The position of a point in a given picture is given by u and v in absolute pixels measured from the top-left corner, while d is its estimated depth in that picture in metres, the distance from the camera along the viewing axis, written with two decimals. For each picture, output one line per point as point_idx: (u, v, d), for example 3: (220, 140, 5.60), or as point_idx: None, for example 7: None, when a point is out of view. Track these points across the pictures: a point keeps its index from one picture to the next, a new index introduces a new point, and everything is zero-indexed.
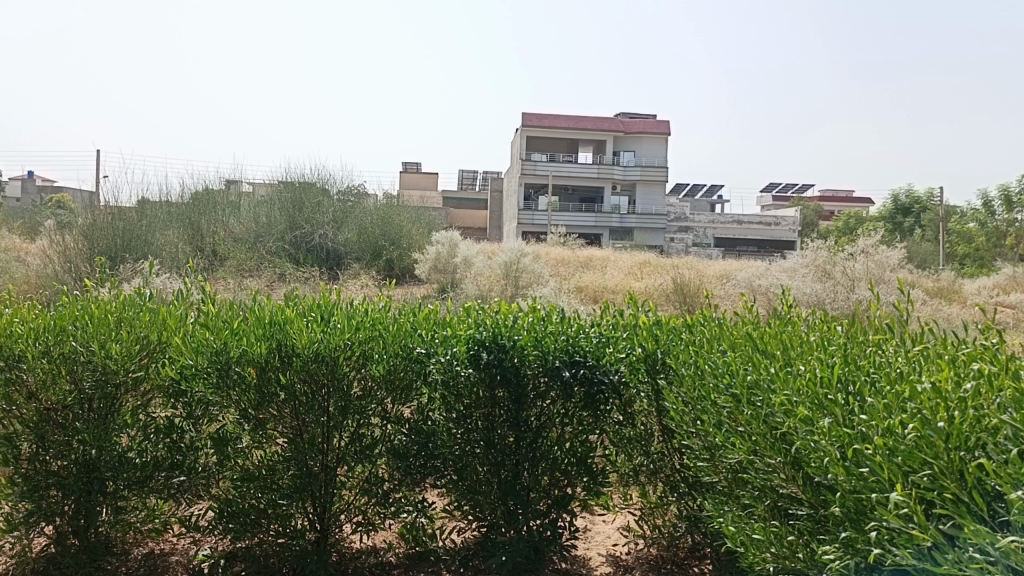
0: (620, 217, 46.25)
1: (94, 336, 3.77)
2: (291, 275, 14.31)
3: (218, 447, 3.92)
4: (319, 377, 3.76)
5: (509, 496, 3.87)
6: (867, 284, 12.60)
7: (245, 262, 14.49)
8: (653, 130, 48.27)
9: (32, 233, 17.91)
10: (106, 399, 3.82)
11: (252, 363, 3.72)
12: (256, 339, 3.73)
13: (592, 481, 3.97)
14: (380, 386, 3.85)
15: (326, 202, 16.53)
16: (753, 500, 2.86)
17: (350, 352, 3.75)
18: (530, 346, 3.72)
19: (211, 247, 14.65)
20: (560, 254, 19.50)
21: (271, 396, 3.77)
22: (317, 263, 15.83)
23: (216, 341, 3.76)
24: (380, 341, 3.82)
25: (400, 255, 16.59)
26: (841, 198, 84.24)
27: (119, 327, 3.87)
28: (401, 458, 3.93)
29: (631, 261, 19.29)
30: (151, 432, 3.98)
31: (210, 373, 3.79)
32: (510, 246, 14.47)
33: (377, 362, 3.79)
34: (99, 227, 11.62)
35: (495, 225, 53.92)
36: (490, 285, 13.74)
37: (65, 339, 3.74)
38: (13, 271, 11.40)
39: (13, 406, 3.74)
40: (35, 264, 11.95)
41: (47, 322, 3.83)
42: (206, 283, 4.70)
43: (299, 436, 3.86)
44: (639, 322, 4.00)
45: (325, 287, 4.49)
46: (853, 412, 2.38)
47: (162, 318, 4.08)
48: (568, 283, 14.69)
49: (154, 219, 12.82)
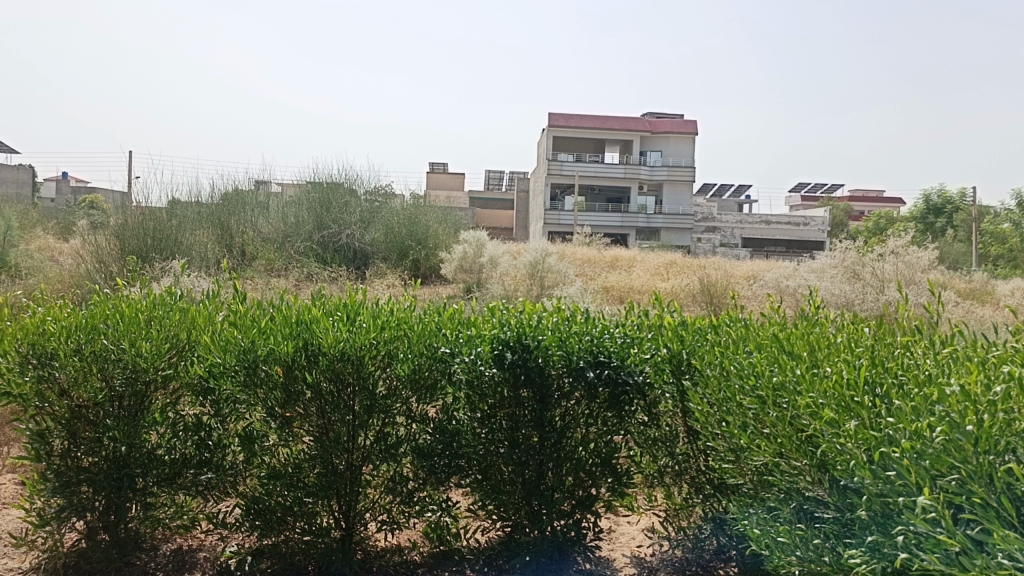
0: (647, 217, 46.16)
1: (125, 335, 3.84)
2: (318, 275, 14.41)
3: (245, 444, 4.00)
4: (344, 376, 3.78)
5: (533, 496, 3.89)
6: (896, 285, 12.41)
7: (272, 262, 14.63)
8: (680, 130, 47.98)
9: (65, 234, 18.20)
10: (136, 397, 3.88)
11: (279, 362, 3.76)
12: (283, 339, 3.77)
13: (616, 482, 3.97)
14: (405, 386, 3.87)
15: (353, 203, 16.64)
16: (779, 503, 2.83)
17: (375, 352, 3.78)
18: (554, 346, 3.72)
19: (239, 247, 14.93)
20: (586, 254, 19.47)
21: (297, 395, 3.81)
22: (344, 263, 15.95)
23: (244, 339, 3.81)
24: (405, 340, 3.84)
25: (426, 255, 16.66)
26: (872, 198, 83.19)
27: (149, 325, 3.93)
28: (425, 458, 3.98)
29: (657, 261, 19.20)
30: (179, 429, 4.03)
31: (237, 372, 3.84)
32: (535, 245, 14.35)
33: (402, 362, 3.81)
34: (130, 228, 11.80)
35: (522, 226, 53.92)
36: (515, 285, 13.75)
37: (97, 337, 3.81)
38: (47, 272, 11.56)
39: (46, 402, 3.80)
40: (68, 264, 12.13)
41: (79, 320, 3.90)
42: (235, 281, 4.72)
43: (325, 434, 3.89)
44: (664, 323, 3.98)
45: (351, 287, 4.50)
46: (880, 414, 2.35)
47: (192, 317, 4.12)
48: (594, 283, 14.64)
49: (184, 219, 12.97)
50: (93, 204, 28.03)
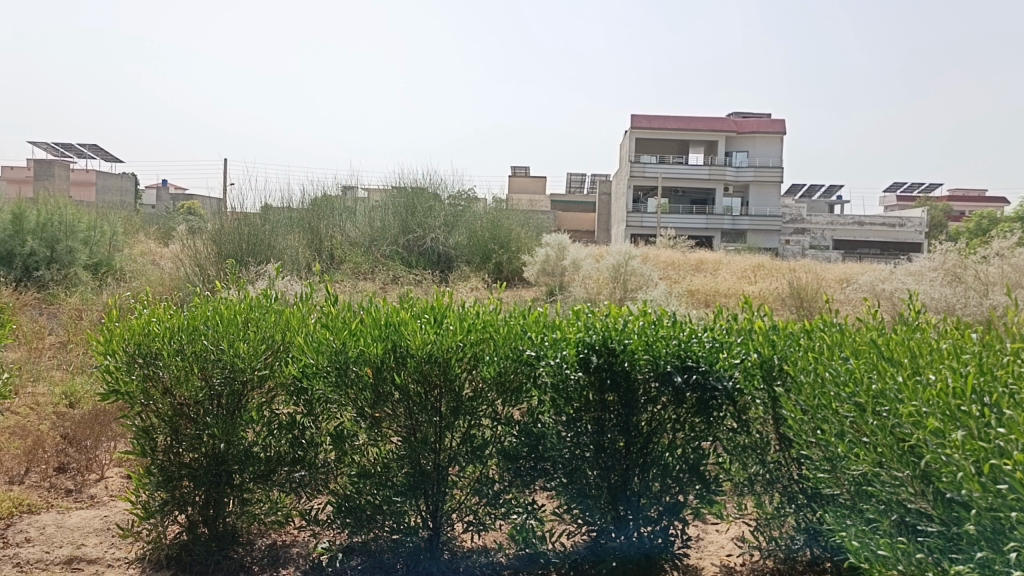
0: (733, 219, 45.43)
1: (224, 336, 3.99)
2: (404, 278, 14.66)
3: (336, 443, 4.08)
4: (431, 378, 3.83)
5: (618, 501, 3.89)
6: (1002, 289, 11.75)
7: (359, 266, 14.97)
8: (767, 130, 46.85)
9: (166, 238, 19.07)
10: (233, 396, 4.04)
11: (368, 363, 3.83)
12: (372, 340, 3.84)
13: (705, 489, 3.87)
14: (491, 388, 3.89)
15: (437, 206, 16.87)
16: (878, 515, 2.73)
17: (461, 354, 3.83)
18: (641, 350, 3.68)
19: (328, 251, 15.35)
20: (671, 257, 19.22)
21: (386, 395, 3.88)
22: (428, 266, 16.16)
23: (335, 341, 3.90)
24: (490, 342, 3.87)
25: (509, 258, 16.75)
26: (973, 197, 79.37)
27: (247, 326, 4.08)
28: (511, 460, 3.99)
29: (744, 264, 18.79)
30: (275, 427, 4.16)
31: (329, 372, 3.93)
32: (618, 248, 14.26)
33: (488, 364, 3.84)
34: (226, 232, 12.26)
35: (604, 229, 53.66)
36: (598, 288, 13.66)
37: (198, 338, 3.98)
38: (150, 277, 12.13)
39: (152, 400, 4.00)
40: (169, 267, 12.71)
41: (181, 321, 4.07)
42: (327, 285, 4.86)
43: (413, 435, 3.95)
44: (755, 327, 3.89)
45: (438, 290, 4.57)
46: (989, 425, 2.24)
47: (286, 318, 4.24)
48: (678, 286, 14.43)
49: (277, 224, 13.36)
50: (194, 209, 29.03)
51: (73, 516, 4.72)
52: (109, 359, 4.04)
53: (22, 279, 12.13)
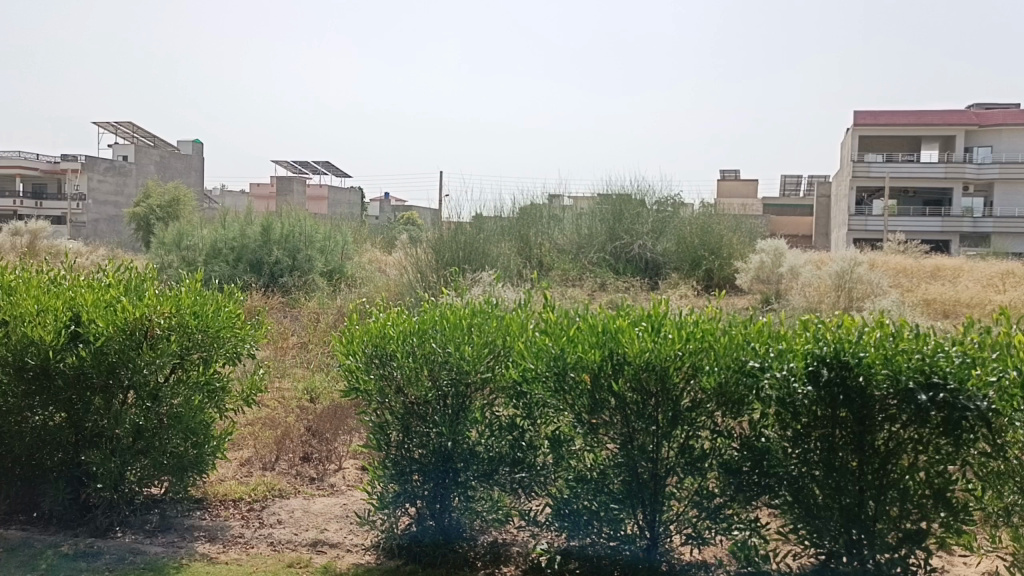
0: (974, 221, 41.74)
1: (451, 339, 4.22)
2: (613, 286, 14.67)
3: (554, 447, 4.15)
4: (648, 386, 3.82)
5: (852, 524, 3.64)
6: None
7: (568, 274, 15.21)
8: (1014, 121, 42.10)
9: (390, 247, 20.42)
10: (457, 398, 4.26)
11: (585, 369, 3.89)
12: (590, 347, 3.89)
13: (952, 517, 3.55)
14: (711, 399, 3.80)
15: (645, 213, 16.76)
16: None
17: (679, 363, 3.77)
18: (878, 364, 3.44)
19: (537, 259, 15.74)
20: (903, 264, 17.77)
21: (602, 402, 3.90)
22: (636, 274, 16.21)
23: (554, 347, 3.99)
24: (710, 353, 3.78)
25: (721, 265, 16.27)
26: None
27: (471, 330, 4.27)
28: (732, 474, 3.88)
29: (992, 271, 16.98)
30: (495, 429, 4.28)
31: (548, 377, 4.01)
32: (842, 255, 13.41)
33: (708, 374, 3.75)
34: (445, 241, 12.90)
35: (822, 233, 50.71)
36: (820, 297, 12.87)
37: (427, 341, 4.24)
38: (377, 283, 13.03)
39: (386, 398, 4.32)
40: (393, 274, 13.59)
41: (412, 325, 4.35)
42: (546, 291, 4.96)
43: (630, 443, 3.94)
44: (1013, 342, 3.51)
45: (656, 299, 4.50)
46: None
47: (507, 324, 4.37)
48: (912, 295, 13.31)
49: (491, 233, 13.84)
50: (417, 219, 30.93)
51: (316, 502, 5.16)
52: (350, 359, 4.42)
53: (269, 284, 13.51)
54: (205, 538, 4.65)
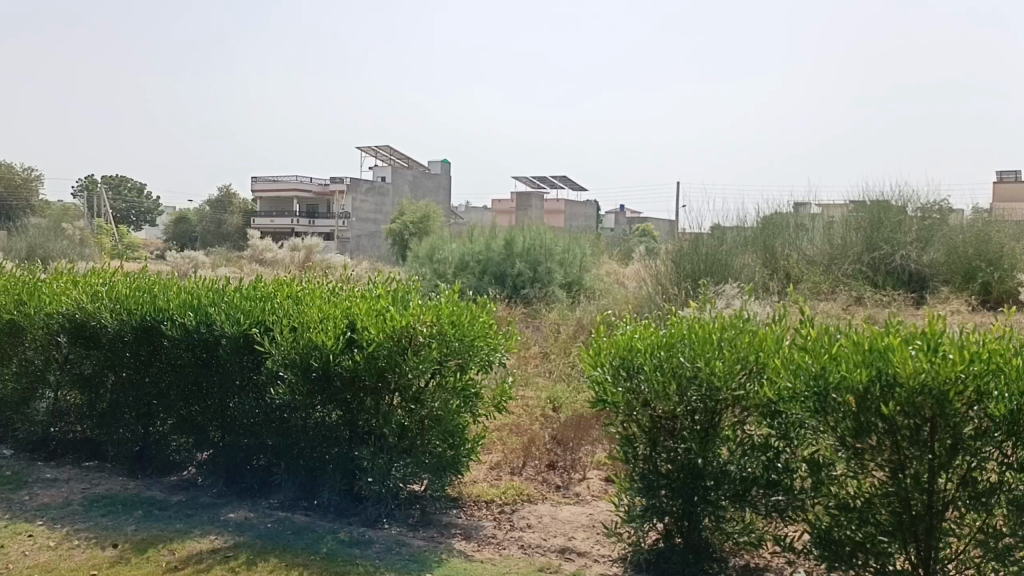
0: None
1: (701, 354, 4.12)
2: (871, 301, 13.56)
3: (813, 471, 3.91)
4: (924, 410, 3.45)
5: None
6: None
7: (819, 286, 14.34)
8: None
9: (627, 259, 20.49)
10: (707, 414, 4.15)
11: (851, 391, 3.60)
12: (855, 366, 3.60)
13: None
14: (999, 428, 3.39)
15: (908, 221, 15.42)
16: None
17: (962, 388, 3.38)
18: None
19: (784, 271, 15.04)
20: None
21: (871, 426, 3.60)
22: (896, 287, 14.98)
23: (814, 365, 3.74)
24: (1001, 377, 3.36)
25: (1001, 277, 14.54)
26: None
27: (722, 345, 4.17)
28: None
29: None
30: (747, 449, 4.15)
31: (808, 397, 3.76)
32: None
33: (997, 401, 3.34)
34: (686, 253, 12.65)
35: None
36: None
37: (676, 355, 4.18)
38: (617, 295, 13.10)
39: (633, 412, 4.27)
40: (632, 286, 13.62)
41: (660, 339, 4.30)
42: (802, 305, 4.66)
43: (902, 472, 3.62)
44: None
45: (933, 315, 4.01)
46: None
47: (760, 339, 4.18)
48: None
49: (733, 244, 13.25)
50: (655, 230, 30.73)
51: (564, 510, 5.28)
52: (597, 371, 4.39)
53: (512, 295, 14.13)
54: (462, 536, 4.91)
